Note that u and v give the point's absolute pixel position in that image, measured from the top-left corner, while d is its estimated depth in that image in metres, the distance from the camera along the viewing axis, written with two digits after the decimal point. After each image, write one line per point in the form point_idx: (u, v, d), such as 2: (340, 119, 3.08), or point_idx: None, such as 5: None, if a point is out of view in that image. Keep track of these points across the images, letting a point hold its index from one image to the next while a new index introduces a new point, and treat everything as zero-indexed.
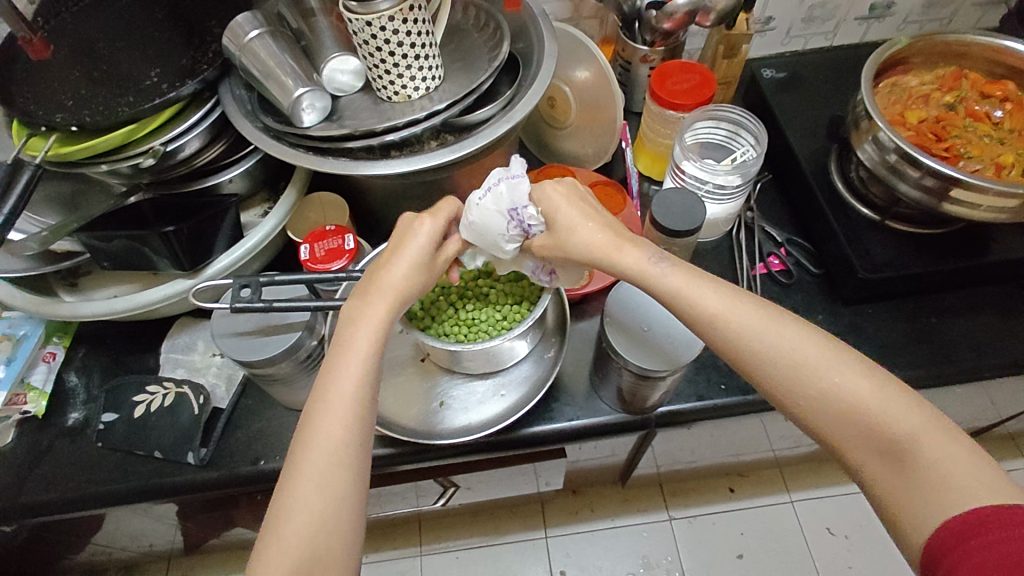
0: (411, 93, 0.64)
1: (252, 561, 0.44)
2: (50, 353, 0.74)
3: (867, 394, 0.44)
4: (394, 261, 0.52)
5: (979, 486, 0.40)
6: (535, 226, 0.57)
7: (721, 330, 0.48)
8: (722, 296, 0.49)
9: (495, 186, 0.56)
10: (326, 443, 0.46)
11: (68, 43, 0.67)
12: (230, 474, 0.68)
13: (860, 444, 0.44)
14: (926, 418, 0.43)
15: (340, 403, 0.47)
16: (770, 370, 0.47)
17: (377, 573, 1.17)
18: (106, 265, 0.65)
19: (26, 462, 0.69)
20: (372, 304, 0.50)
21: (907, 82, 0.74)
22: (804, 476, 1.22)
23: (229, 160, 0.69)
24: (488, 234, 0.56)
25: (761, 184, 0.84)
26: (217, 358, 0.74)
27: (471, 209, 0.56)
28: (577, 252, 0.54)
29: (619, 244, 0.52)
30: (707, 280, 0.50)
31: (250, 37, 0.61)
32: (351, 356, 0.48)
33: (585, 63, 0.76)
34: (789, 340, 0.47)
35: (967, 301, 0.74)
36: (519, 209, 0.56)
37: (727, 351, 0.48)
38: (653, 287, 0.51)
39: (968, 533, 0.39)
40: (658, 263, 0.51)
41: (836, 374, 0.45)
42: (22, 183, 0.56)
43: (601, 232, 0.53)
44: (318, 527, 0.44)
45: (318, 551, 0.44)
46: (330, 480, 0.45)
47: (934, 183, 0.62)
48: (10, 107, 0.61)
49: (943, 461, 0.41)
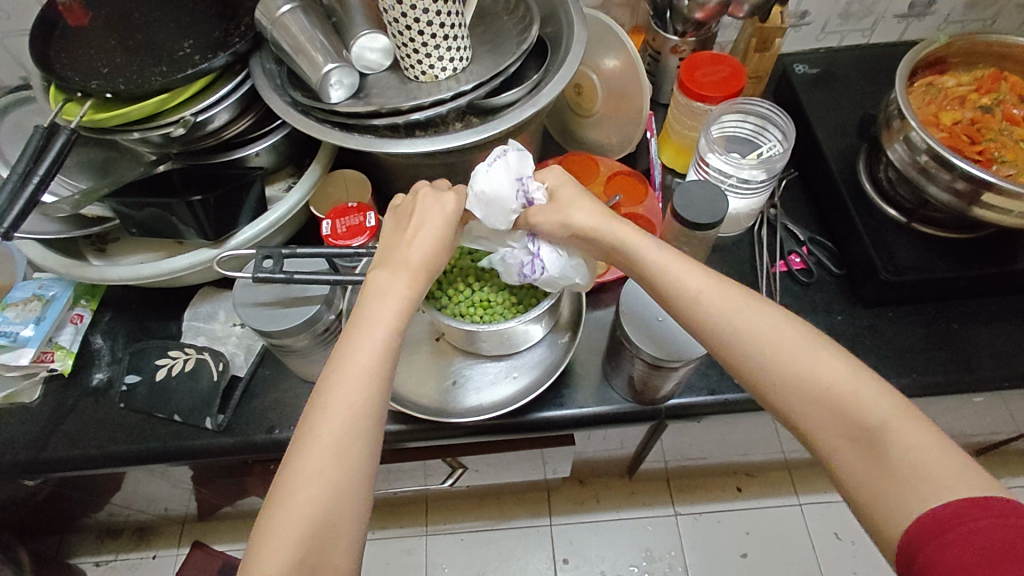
0: (439, 73, 0.65)
1: (254, 528, 0.45)
2: (78, 314, 0.76)
3: (836, 377, 0.44)
4: (423, 236, 0.55)
5: (951, 478, 0.40)
6: (540, 198, 0.58)
7: (699, 309, 0.49)
8: (702, 275, 0.50)
9: (500, 157, 0.57)
10: (341, 412, 0.46)
11: (106, 13, 0.69)
12: (246, 441, 0.70)
13: (831, 430, 0.44)
14: (896, 406, 0.43)
15: (356, 375, 0.47)
16: (747, 351, 0.47)
17: (383, 550, 1.19)
18: (135, 231, 0.67)
19: (51, 419, 0.71)
20: (399, 278, 0.53)
21: (944, 82, 0.73)
22: (815, 480, 1.21)
23: (257, 133, 0.69)
24: (497, 201, 0.56)
25: (786, 181, 0.83)
26: (237, 328, 0.75)
27: (478, 177, 0.56)
28: (574, 220, 0.57)
29: (617, 220, 0.56)
30: (689, 261, 0.52)
31: (283, 11, 0.61)
32: (376, 325, 0.50)
33: (613, 51, 0.75)
34: (766, 322, 0.47)
35: (991, 311, 0.72)
36: (525, 178, 0.57)
37: (705, 334, 0.49)
38: (638, 258, 0.54)
39: (944, 525, 0.38)
40: (647, 238, 0.54)
41: (810, 357, 0.45)
42: (57, 147, 0.58)
43: (595, 210, 0.57)
44: (331, 494, 0.44)
45: (325, 521, 0.44)
46: (341, 450, 0.45)
47: (964, 186, 0.61)
48: (48, 73, 0.62)
49: (914, 449, 0.41)
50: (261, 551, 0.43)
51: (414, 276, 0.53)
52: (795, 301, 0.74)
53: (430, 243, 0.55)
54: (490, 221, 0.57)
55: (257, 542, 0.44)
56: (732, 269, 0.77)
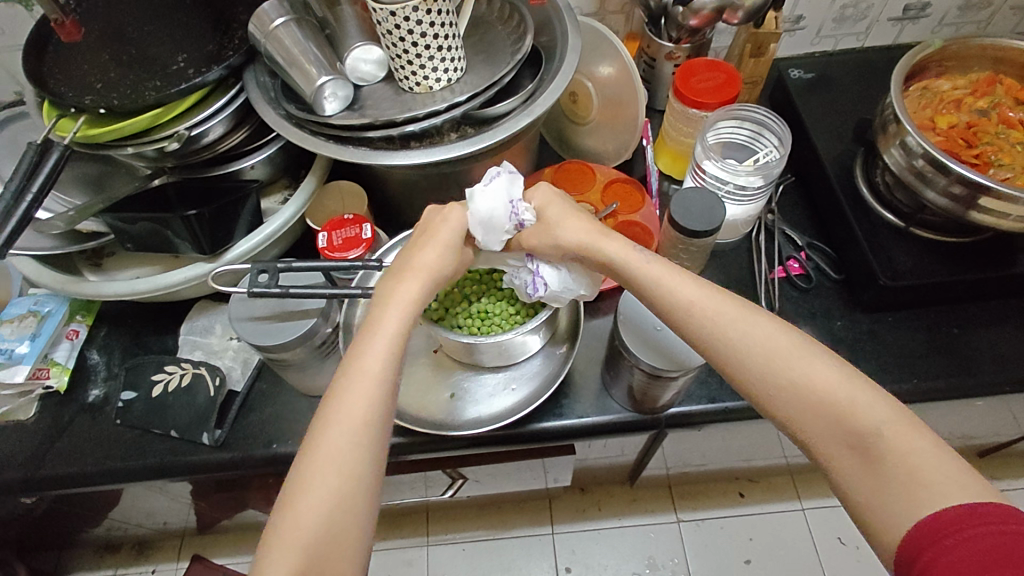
0: (433, 84, 0.65)
1: (261, 539, 0.44)
2: (73, 330, 0.75)
3: (832, 384, 0.44)
4: (430, 245, 0.55)
5: (949, 484, 0.39)
6: (529, 220, 0.58)
7: (695, 318, 0.48)
8: (695, 286, 0.50)
9: (494, 180, 0.57)
10: (352, 417, 0.46)
11: (99, 27, 0.69)
12: (243, 456, 0.69)
13: (827, 436, 0.43)
14: (892, 412, 0.42)
15: (365, 379, 0.47)
16: (742, 361, 0.46)
17: (384, 561, 1.18)
18: (130, 247, 0.67)
19: (47, 436, 0.71)
20: (405, 282, 0.53)
21: (939, 86, 0.73)
22: (817, 485, 1.20)
23: (252, 146, 0.69)
24: (489, 224, 0.56)
25: (782, 186, 0.83)
26: (233, 342, 0.75)
27: (476, 197, 0.56)
28: (563, 240, 0.57)
29: (606, 235, 0.55)
30: (685, 274, 0.51)
31: (275, 24, 0.61)
32: (381, 332, 0.49)
33: (608, 58, 0.75)
34: (759, 331, 0.46)
35: (991, 314, 0.72)
36: (516, 201, 0.58)
37: (702, 344, 0.48)
38: (629, 274, 0.53)
39: (942, 531, 0.38)
40: (638, 251, 0.53)
41: (805, 365, 0.45)
42: (50, 164, 0.57)
43: (585, 226, 0.56)
44: (333, 505, 0.44)
45: (337, 526, 0.44)
46: (353, 455, 0.45)
47: (962, 191, 0.61)
48: (41, 89, 0.62)
49: (912, 455, 0.40)
50: (270, 562, 0.42)
51: (424, 281, 0.53)
52: (793, 307, 0.74)
53: (439, 250, 0.55)
54: (485, 243, 0.58)
55: (261, 556, 0.43)
56: (730, 276, 0.77)
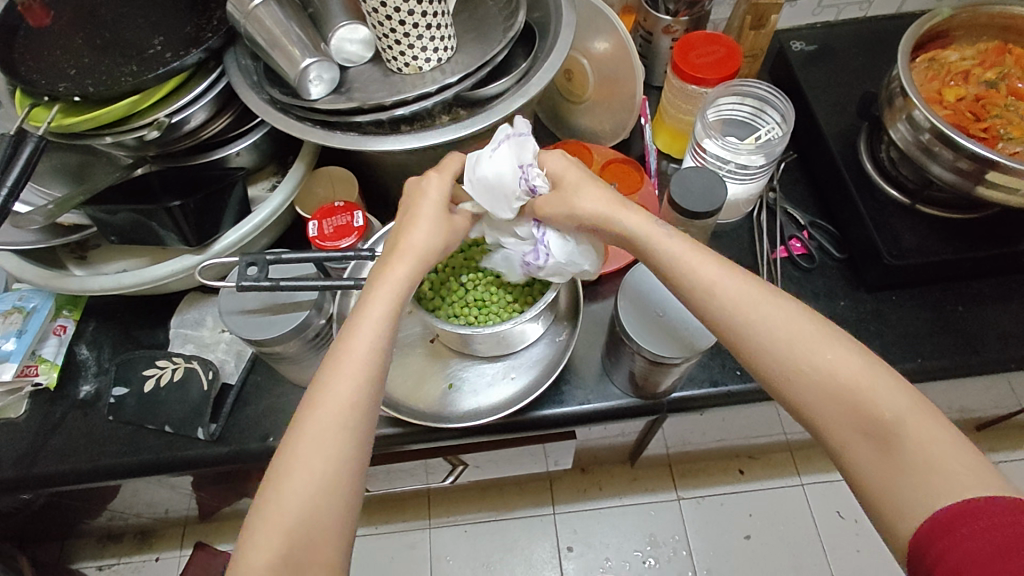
0: (423, 65, 0.62)
1: (246, 518, 0.43)
2: (61, 325, 0.74)
3: (852, 370, 0.43)
4: (421, 227, 0.53)
5: (964, 473, 0.39)
6: (541, 185, 0.56)
7: (715, 298, 0.47)
8: (714, 264, 0.48)
9: (505, 143, 0.55)
10: (338, 399, 0.45)
11: (71, 10, 0.66)
12: (240, 449, 0.68)
13: (841, 420, 0.42)
14: (912, 400, 0.41)
15: (355, 363, 0.46)
16: (761, 343, 0.45)
17: (386, 544, 1.19)
18: (114, 239, 0.64)
19: (38, 434, 0.70)
20: (396, 264, 0.51)
21: (947, 56, 0.70)
22: (817, 460, 1.20)
23: (237, 132, 0.67)
24: (497, 190, 0.54)
25: (785, 163, 0.81)
26: (225, 334, 0.73)
27: (481, 161, 0.54)
28: (582, 208, 0.54)
29: (623, 207, 0.53)
30: (703, 251, 0.50)
31: (255, 3, 0.58)
32: (371, 315, 0.48)
33: (603, 33, 0.72)
34: (782, 313, 0.45)
35: (996, 290, 0.71)
36: (527, 164, 0.55)
37: (719, 326, 0.47)
38: (651, 248, 0.51)
39: (958, 521, 0.37)
40: (661, 226, 0.51)
41: (825, 349, 0.43)
42: (25, 157, 0.55)
43: (604, 196, 0.54)
44: (317, 490, 0.43)
45: (319, 513, 0.43)
46: (339, 442, 0.44)
47: (969, 166, 0.59)
48: (13, 76, 0.60)
49: (930, 443, 0.40)
50: (251, 542, 0.42)
51: (412, 263, 0.51)
52: (796, 288, 0.73)
53: (427, 232, 0.53)
54: (495, 209, 0.56)
55: (244, 537, 0.42)
56: (732, 257, 0.75)
